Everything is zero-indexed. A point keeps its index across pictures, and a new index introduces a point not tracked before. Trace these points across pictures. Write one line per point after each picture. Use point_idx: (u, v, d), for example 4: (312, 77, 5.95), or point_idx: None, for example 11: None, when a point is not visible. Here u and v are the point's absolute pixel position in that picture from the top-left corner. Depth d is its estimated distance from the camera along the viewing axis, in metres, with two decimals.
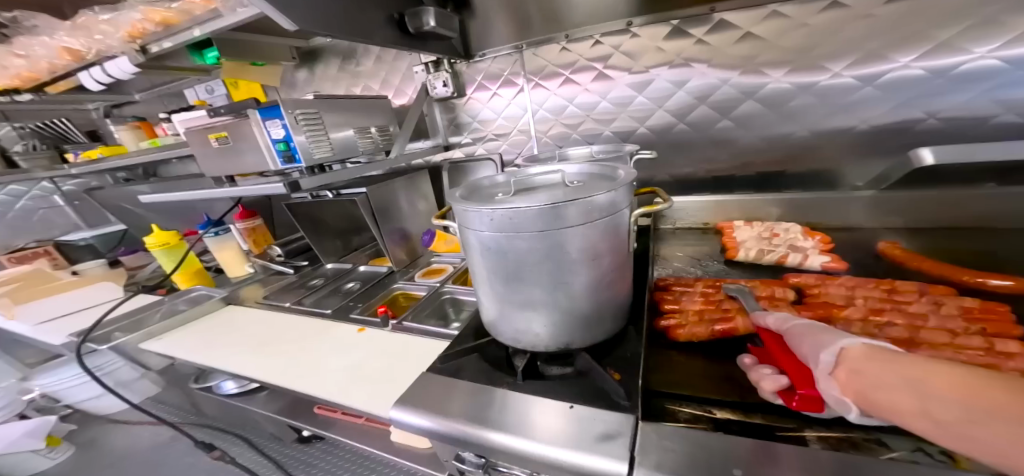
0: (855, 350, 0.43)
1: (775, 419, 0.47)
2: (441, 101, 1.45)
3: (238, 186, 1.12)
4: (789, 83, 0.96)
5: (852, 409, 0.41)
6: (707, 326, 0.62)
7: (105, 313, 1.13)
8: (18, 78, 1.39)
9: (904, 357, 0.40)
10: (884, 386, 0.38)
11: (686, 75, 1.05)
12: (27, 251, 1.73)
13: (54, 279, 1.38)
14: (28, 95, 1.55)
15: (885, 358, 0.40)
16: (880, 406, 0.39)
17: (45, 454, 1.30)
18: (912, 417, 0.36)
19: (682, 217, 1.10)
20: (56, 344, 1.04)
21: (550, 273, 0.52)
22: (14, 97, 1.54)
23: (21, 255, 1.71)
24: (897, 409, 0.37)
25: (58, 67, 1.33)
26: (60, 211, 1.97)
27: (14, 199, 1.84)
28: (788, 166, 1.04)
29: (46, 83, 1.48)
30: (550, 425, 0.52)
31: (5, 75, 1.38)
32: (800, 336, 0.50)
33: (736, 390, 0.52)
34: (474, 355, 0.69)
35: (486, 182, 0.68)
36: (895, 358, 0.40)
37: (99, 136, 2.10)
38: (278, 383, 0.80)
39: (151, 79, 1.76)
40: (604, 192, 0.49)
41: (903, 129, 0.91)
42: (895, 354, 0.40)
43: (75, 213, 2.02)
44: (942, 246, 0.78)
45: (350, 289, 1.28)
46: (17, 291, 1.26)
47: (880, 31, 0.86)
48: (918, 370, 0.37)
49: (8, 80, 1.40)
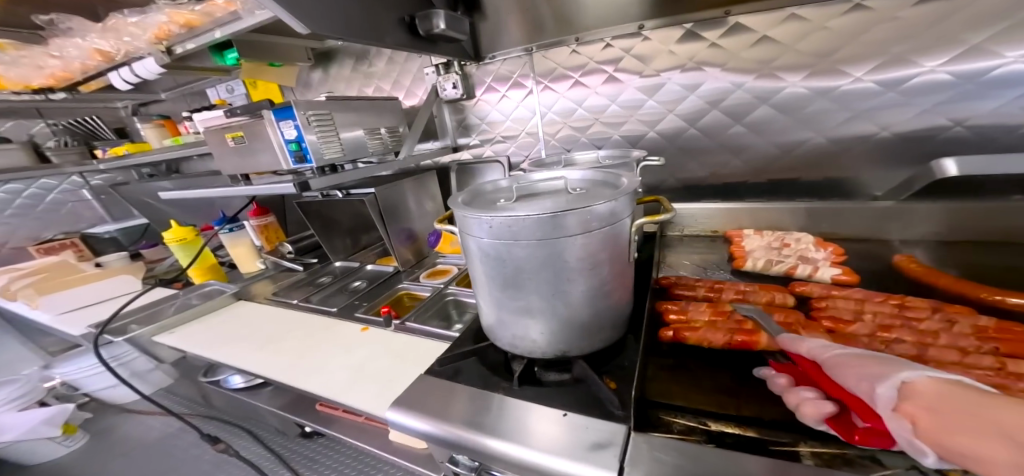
0: (922, 384, 0.38)
1: (769, 433, 0.46)
2: (450, 102, 1.46)
3: (252, 184, 1.14)
4: (806, 88, 0.93)
5: (928, 455, 0.35)
6: (724, 333, 0.59)
7: (122, 306, 1.17)
8: (53, 77, 1.46)
9: (989, 400, 0.34)
10: (972, 434, 0.32)
11: (698, 79, 1.03)
12: (53, 242, 1.81)
13: (78, 271, 1.44)
14: (62, 94, 1.63)
15: (963, 396, 0.35)
16: (961, 455, 0.33)
17: (61, 442, 1.36)
18: (996, 468, 0.30)
19: (690, 225, 1.08)
20: (75, 334, 1.08)
21: (548, 282, 0.52)
22: (49, 95, 1.61)
23: (48, 247, 1.80)
24: (982, 456, 0.31)
25: (89, 67, 1.39)
26: (88, 204, 2.07)
27: (45, 192, 1.93)
28: (803, 173, 1.01)
29: (79, 82, 1.55)
30: (541, 431, 0.51)
31: (40, 75, 1.45)
32: (841, 365, 0.45)
33: (734, 403, 0.51)
34: (472, 358, 0.69)
35: (489, 186, 0.68)
36: (974, 398, 0.34)
37: (126, 132, 2.19)
38: (281, 381, 0.81)
39: (176, 78, 1.83)
40: (605, 201, 0.48)
41: (927, 137, 0.87)
42: (969, 393, 0.35)
43: (102, 206, 2.11)
44: (966, 260, 0.74)
45: (356, 288, 1.30)
46: (42, 283, 1.32)
47: (905, 34, 0.82)
48: (1000, 415, 0.32)
49: (44, 79, 1.47)
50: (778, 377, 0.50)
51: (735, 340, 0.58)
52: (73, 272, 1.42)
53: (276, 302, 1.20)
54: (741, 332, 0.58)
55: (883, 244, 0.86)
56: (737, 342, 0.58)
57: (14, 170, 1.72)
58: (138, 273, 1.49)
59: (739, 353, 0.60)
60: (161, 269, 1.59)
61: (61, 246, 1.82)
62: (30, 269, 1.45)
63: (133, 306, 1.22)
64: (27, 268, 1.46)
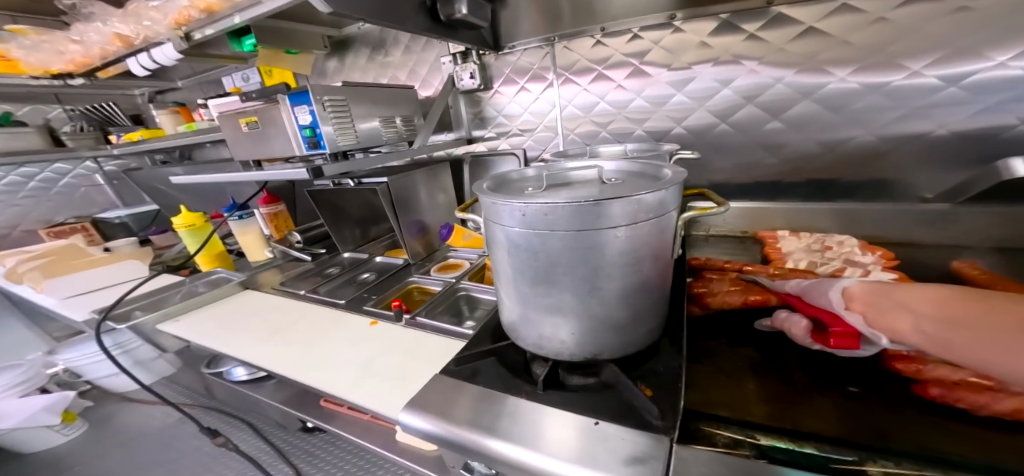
0: (858, 288, 0.54)
1: (829, 449, 0.40)
2: (467, 94, 1.42)
3: (264, 170, 1.11)
4: (855, 83, 0.88)
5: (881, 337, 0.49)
6: (740, 295, 0.66)
7: (127, 292, 1.15)
8: (73, 63, 1.44)
9: (896, 289, 0.50)
10: (891, 316, 0.48)
11: (733, 73, 0.98)
12: (63, 226, 1.80)
13: (87, 254, 1.43)
14: (80, 79, 1.62)
15: (880, 291, 0.51)
16: (890, 330, 0.48)
17: (59, 429, 1.35)
18: (911, 334, 0.46)
19: (717, 224, 1.02)
20: (79, 320, 1.06)
21: (583, 278, 0.47)
22: (66, 81, 1.61)
23: (60, 230, 1.80)
24: (900, 328, 0.47)
25: (108, 53, 1.36)
26: (100, 190, 2.07)
27: (59, 177, 1.94)
28: (841, 173, 0.95)
29: (97, 68, 1.54)
30: (570, 440, 0.46)
31: (59, 60, 1.43)
32: (818, 291, 0.60)
33: (787, 416, 0.45)
34: (491, 359, 0.64)
35: (515, 174, 0.63)
36: (890, 290, 0.50)
37: (141, 119, 2.19)
38: (287, 374, 0.78)
39: (193, 66, 1.82)
40: (653, 190, 0.43)
41: (987, 136, 0.81)
42: (887, 287, 0.51)
43: (113, 192, 2.11)
44: None
45: (365, 280, 1.26)
46: (51, 264, 1.31)
47: (971, 26, 0.77)
48: (903, 294, 0.48)
49: (61, 64, 1.45)
50: (775, 311, 0.61)
51: (750, 298, 0.65)
52: (83, 255, 1.41)
53: (282, 293, 1.17)
54: (755, 294, 0.66)
55: (932, 248, 0.80)
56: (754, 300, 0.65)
57: (30, 154, 1.73)
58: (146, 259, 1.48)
59: (750, 311, 0.67)
60: (169, 256, 1.57)
61: (72, 230, 1.81)
62: (39, 252, 1.44)
63: (137, 292, 1.19)
64: (36, 250, 1.46)
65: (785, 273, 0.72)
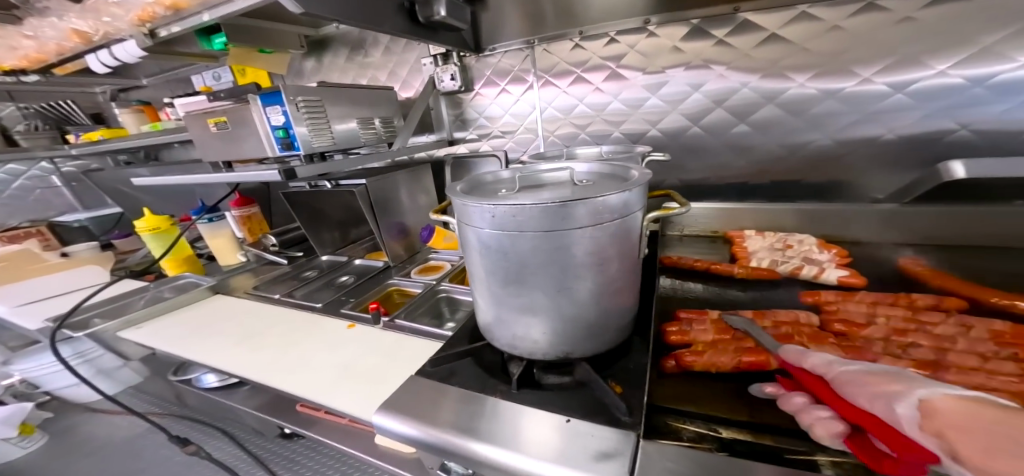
0: (941, 401, 0.32)
1: (784, 441, 0.43)
2: (447, 95, 1.42)
3: (235, 172, 1.08)
4: (813, 89, 0.92)
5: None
6: (731, 356, 0.53)
7: (85, 298, 1.10)
8: (27, 59, 1.36)
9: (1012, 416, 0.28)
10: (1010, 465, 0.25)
11: (704, 77, 1.01)
12: (15, 230, 1.66)
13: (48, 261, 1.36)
14: (35, 76, 1.53)
15: (989, 417, 0.28)
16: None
17: (16, 443, 1.27)
18: None
19: (690, 224, 1.06)
20: (33, 329, 1.01)
21: (553, 278, 0.48)
22: (21, 77, 1.52)
23: (10, 234, 1.65)
24: None
25: (66, 49, 1.30)
26: (57, 192, 1.96)
27: (12, 178, 1.83)
28: (803, 175, 1.00)
29: (53, 64, 1.45)
30: (542, 438, 0.47)
31: (13, 56, 1.36)
32: (855, 380, 0.40)
33: (747, 409, 0.48)
34: (467, 359, 0.65)
35: (489, 177, 0.64)
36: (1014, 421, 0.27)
37: (103, 118, 2.09)
38: (257, 380, 0.76)
39: (160, 64, 1.75)
40: (618, 192, 0.45)
41: (931, 140, 0.87)
42: (989, 424, 0.28)
43: (72, 194, 2.01)
44: (970, 264, 0.73)
45: (343, 283, 1.25)
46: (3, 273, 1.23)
47: (916, 35, 0.82)
48: None
49: (16, 61, 1.38)
50: (788, 396, 0.46)
51: (744, 361, 0.53)
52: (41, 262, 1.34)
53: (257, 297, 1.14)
54: (749, 353, 0.53)
55: (885, 246, 0.85)
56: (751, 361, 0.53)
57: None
58: (108, 265, 1.41)
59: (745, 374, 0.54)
60: (134, 260, 1.50)
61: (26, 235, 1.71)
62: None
63: (98, 299, 1.14)
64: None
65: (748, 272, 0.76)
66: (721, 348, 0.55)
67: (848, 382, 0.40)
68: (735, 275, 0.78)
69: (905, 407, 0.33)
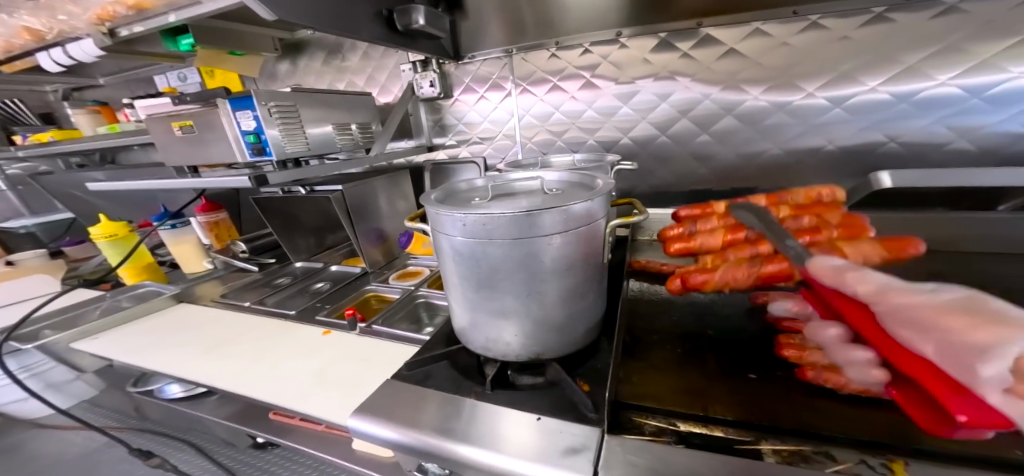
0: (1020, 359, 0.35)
1: (732, 431, 0.46)
2: (426, 101, 1.43)
3: (202, 177, 1.05)
4: (765, 101, 1.00)
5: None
6: (747, 270, 0.72)
7: (34, 309, 1.03)
8: None
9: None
10: None
11: (670, 88, 1.07)
12: None
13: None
14: None
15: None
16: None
17: None
18: None
19: (659, 229, 1.11)
20: None
21: (522, 283, 0.51)
22: None
23: None
24: None
25: (15, 47, 1.23)
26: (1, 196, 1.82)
27: None
28: (760, 182, 1.08)
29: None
30: (514, 437, 0.50)
31: None
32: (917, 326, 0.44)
33: (701, 402, 0.51)
34: (443, 362, 0.66)
35: (464, 185, 0.67)
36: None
37: (54, 118, 1.96)
38: (227, 389, 0.74)
39: (120, 63, 1.66)
40: (581, 201, 0.48)
41: (868, 150, 0.96)
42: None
43: (18, 199, 1.87)
44: (903, 264, 0.81)
45: (318, 289, 1.23)
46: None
47: (853, 53, 0.90)
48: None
49: None
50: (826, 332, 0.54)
51: (764, 274, 0.71)
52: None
53: (225, 305, 1.11)
54: (762, 265, 0.72)
55: None
56: (762, 277, 0.71)
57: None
58: (58, 274, 1.33)
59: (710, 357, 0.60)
60: (89, 268, 1.42)
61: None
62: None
63: (48, 309, 1.08)
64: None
65: None
66: (742, 264, 0.73)
67: (912, 329, 0.44)
68: None
69: (968, 371, 0.36)
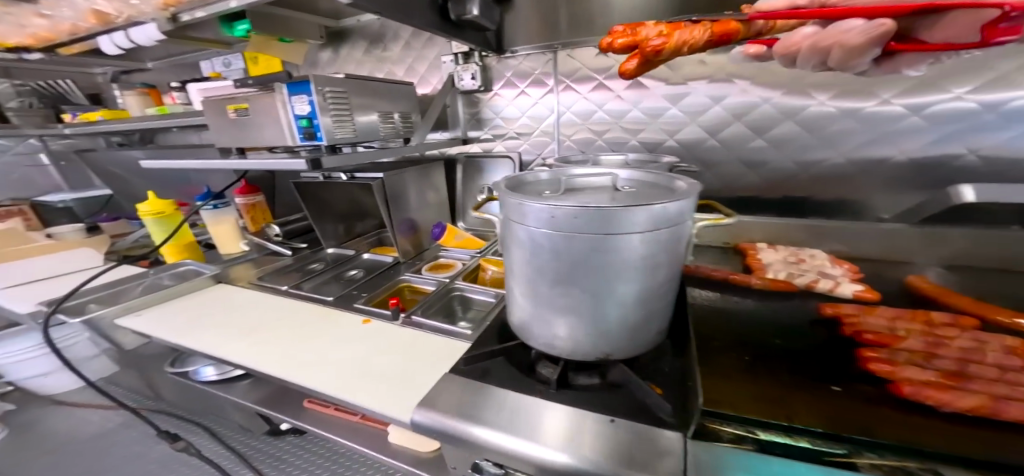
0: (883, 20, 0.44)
1: (824, 444, 0.44)
2: (465, 94, 1.43)
3: (250, 159, 1.06)
4: (830, 107, 0.97)
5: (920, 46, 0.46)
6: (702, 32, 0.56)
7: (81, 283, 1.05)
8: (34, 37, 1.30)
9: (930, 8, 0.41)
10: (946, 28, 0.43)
11: (726, 91, 1.05)
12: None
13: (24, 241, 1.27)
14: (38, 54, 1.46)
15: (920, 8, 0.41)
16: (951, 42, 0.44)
17: None
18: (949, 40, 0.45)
19: (703, 235, 1.10)
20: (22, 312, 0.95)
21: (602, 280, 0.49)
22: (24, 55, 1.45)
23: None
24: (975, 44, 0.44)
25: (79, 30, 1.24)
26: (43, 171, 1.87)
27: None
28: (813, 192, 1.06)
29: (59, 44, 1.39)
30: (589, 440, 0.49)
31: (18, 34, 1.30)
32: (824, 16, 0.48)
33: (785, 411, 0.49)
34: (499, 358, 0.66)
35: (529, 177, 0.65)
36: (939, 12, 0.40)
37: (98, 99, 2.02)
38: (274, 373, 0.74)
39: (169, 47, 1.70)
40: (673, 200, 0.47)
41: (935, 163, 0.93)
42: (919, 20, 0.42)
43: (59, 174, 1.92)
44: (973, 283, 0.78)
45: (352, 277, 1.23)
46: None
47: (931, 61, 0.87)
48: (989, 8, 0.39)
49: (20, 38, 1.32)
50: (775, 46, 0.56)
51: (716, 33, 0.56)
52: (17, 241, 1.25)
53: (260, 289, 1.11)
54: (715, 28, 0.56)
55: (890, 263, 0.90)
56: (718, 30, 0.56)
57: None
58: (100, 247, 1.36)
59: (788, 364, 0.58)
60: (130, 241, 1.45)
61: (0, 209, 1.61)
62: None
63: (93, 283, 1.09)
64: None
65: (767, 282, 0.79)
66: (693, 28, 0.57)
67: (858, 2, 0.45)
68: (753, 285, 0.81)
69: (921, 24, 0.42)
